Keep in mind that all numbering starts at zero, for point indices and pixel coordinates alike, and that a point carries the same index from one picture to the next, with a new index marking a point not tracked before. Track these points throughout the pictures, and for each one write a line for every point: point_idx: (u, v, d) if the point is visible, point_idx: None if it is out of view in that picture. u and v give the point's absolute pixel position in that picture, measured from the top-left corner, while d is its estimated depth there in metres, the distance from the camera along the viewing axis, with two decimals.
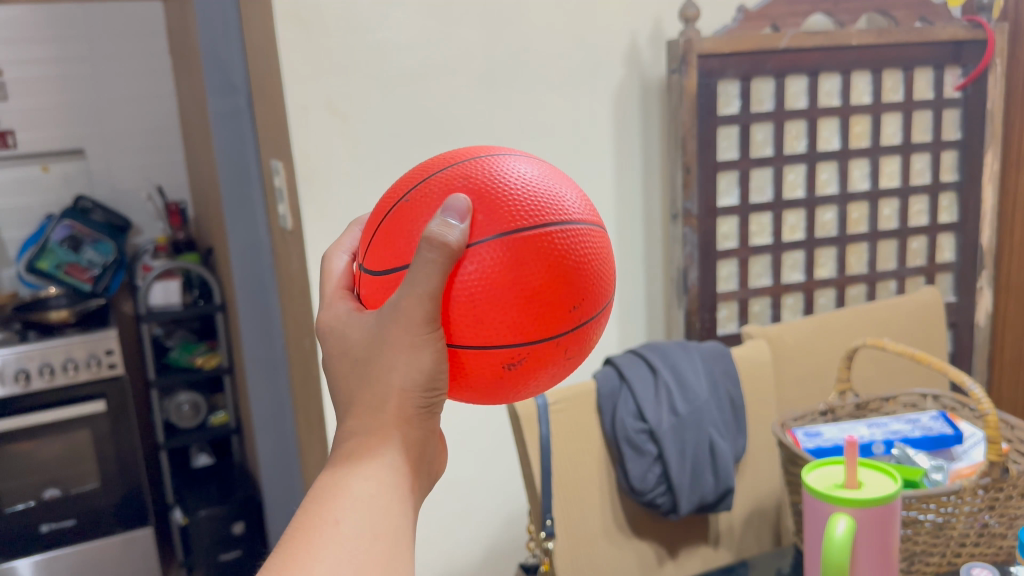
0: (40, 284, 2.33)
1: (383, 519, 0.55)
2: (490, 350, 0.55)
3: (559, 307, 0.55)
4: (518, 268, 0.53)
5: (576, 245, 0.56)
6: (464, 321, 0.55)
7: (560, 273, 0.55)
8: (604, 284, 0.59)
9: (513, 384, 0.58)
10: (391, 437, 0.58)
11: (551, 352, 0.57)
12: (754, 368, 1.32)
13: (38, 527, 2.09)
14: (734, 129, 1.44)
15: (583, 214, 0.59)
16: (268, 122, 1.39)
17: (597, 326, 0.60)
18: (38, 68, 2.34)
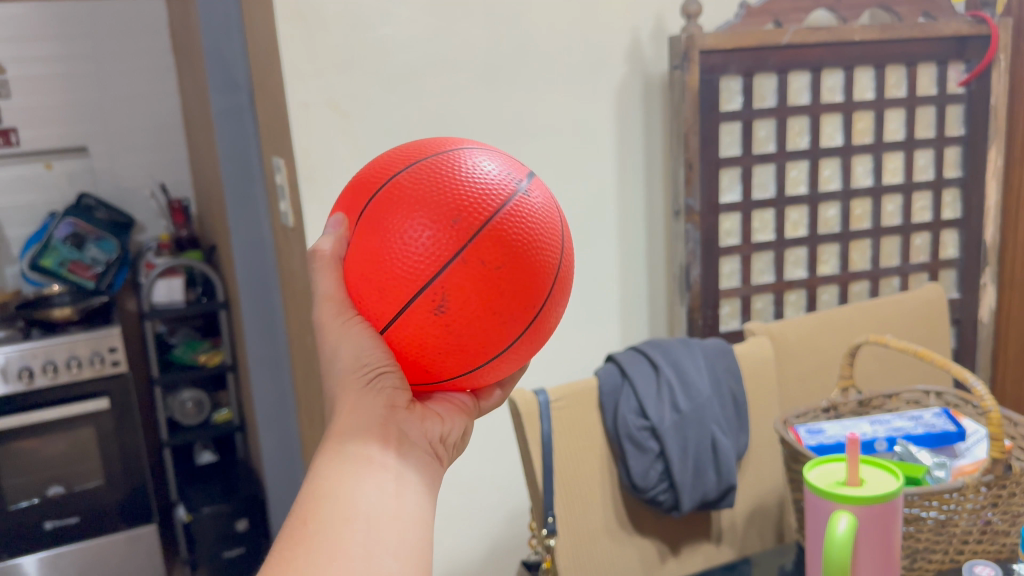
0: (44, 282, 2.31)
1: (355, 497, 0.57)
2: (409, 311, 0.59)
3: (431, 230, 0.58)
4: (377, 225, 0.60)
5: (423, 175, 0.61)
6: (373, 305, 0.60)
7: (414, 204, 0.59)
8: (488, 186, 0.60)
9: (464, 326, 0.59)
10: (350, 421, 0.62)
11: (463, 274, 0.58)
12: (756, 365, 1.32)
13: (43, 524, 2.09)
14: (736, 125, 1.44)
15: (437, 153, 0.64)
16: (269, 120, 1.39)
17: (514, 224, 0.59)
18: (41, 65, 2.35)
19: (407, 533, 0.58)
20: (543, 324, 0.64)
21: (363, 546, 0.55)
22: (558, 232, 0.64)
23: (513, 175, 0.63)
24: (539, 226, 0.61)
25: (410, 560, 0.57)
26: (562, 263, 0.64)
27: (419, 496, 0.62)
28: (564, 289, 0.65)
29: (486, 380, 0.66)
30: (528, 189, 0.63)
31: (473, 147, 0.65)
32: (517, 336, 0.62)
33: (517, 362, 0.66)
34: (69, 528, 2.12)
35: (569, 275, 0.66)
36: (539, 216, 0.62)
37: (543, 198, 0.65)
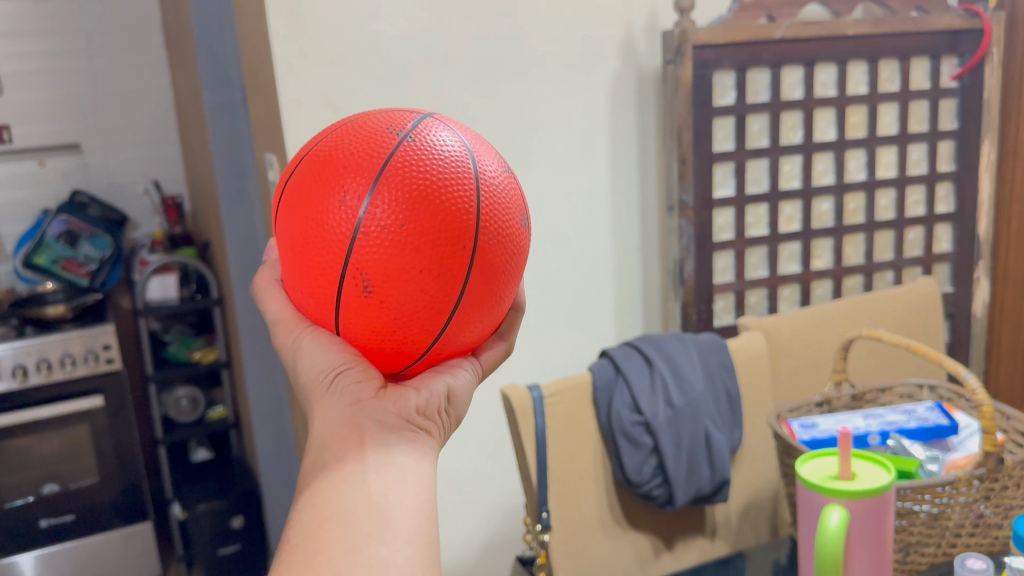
0: (38, 280, 2.31)
1: (330, 501, 0.51)
2: (344, 304, 0.57)
3: (328, 217, 0.56)
4: (286, 233, 0.59)
5: (309, 168, 0.59)
6: (318, 312, 0.60)
7: (306, 201, 0.58)
8: (369, 149, 0.57)
9: (397, 296, 0.56)
10: (318, 420, 0.57)
11: (370, 246, 0.55)
12: (748, 360, 1.32)
13: (38, 522, 2.09)
14: (730, 119, 1.44)
15: (323, 140, 0.61)
16: (261, 116, 1.38)
17: (402, 174, 0.56)
18: (34, 61, 2.33)
19: (403, 518, 0.52)
20: (492, 261, 0.59)
21: (349, 544, 0.49)
22: (470, 159, 0.59)
23: (396, 126, 0.59)
24: (439, 163, 0.57)
25: (408, 546, 0.50)
26: (487, 186, 0.59)
27: (412, 479, 0.55)
28: (504, 213, 0.60)
29: (466, 337, 0.63)
30: (421, 132, 0.59)
31: (359, 117, 0.62)
32: (462, 284, 0.58)
33: (488, 309, 0.62)
34: (65, 526, 2.12)
35: (506, 195, 0.61)
36: (436, 154, 0.58)
37: (450, 135, 0.61)
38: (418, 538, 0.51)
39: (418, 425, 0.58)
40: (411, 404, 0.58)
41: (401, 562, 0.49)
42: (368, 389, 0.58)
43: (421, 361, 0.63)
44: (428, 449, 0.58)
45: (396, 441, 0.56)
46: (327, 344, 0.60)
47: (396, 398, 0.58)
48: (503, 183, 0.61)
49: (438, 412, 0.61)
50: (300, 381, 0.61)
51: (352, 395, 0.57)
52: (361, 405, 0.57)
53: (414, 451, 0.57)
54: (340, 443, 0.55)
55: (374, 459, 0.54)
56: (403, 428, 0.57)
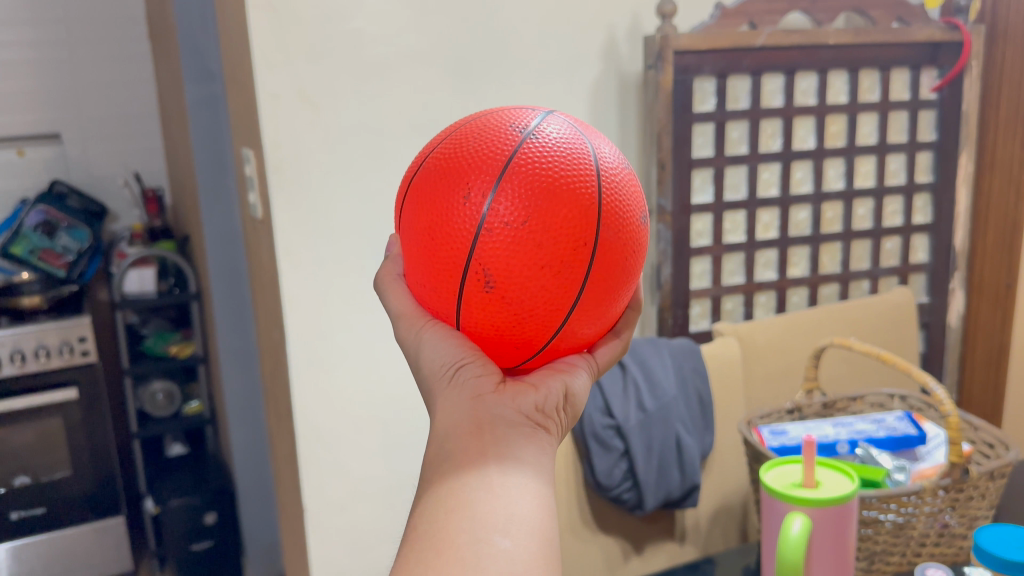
0: (16, 270, 2.24)
1: (454, 492, 0.48)
2: (464, 300, 0.57)
3: (451, 214, 0.56)
4: (411, 229, 0.60)
5: (432, 167, 0.59)
6: (439, 306, 0.59)
7: (431, 197, 0.58)
8: (491, 147, 0.57)
9: (518, 293, 0.56)
10: (440, 410, 0.55)
11: (493, 244, 0.55)
12: (723, 365, 1.32)
13: (9, 515, 2.08)
14: (709, 126, 1.44)
15: (445, 139, 0.62)
16: (240, 110, 1.37)
17: (523, 171, 0.55)
18: (13, 49, 2.31)
19: (526, 512, 0.48)
20: (614, 258, 0.58)
21: (474, 535, 0.46)
22: (593, 157, 0.59)
23: (519, 123, 0.59)
24: (560, 161, 0.57)
25: (532, 541, 0.47)
26: (610, 183, 0.58)
27: (534, 475, 0.51)
28: (626, 210, 0.59)
29: (584, 331, 0.61)
30: (543, 129, 0.59)
31: (480, 116, 0.62)
32: (583, 281, 0.57)
33: (607, 305, 0.61)
34: (36, 519, 2.11)
35: (626, 191, 0.60)
36: (559, 150, 0.57)
37: (575, 131, 0.60)
38: (542, 535, 0.48)
39: (538, 422, 0.55)
40: (531, 401, 0.56)
41: (524, 558, 0.46)
42: (488, 383, 0.56)
43: (540, 355, 0.62)
44: (547, 447, 0.55)
45: (517, 435, 0.53)
46: (448, 338, 0.59)
47: (516, 394, 0.56)
48: (623, 177, 0.60)
49: (557, 410, 0.58)
50: (419, 375, 0.59)
51: (473, 389, 0.55)
52: (481, 398, 0.54)
53: (535, 446, 0.53)
54: (460, 435, 0.52)
55: (495, 452, 0.51)
56: (524, 424, 0.54)
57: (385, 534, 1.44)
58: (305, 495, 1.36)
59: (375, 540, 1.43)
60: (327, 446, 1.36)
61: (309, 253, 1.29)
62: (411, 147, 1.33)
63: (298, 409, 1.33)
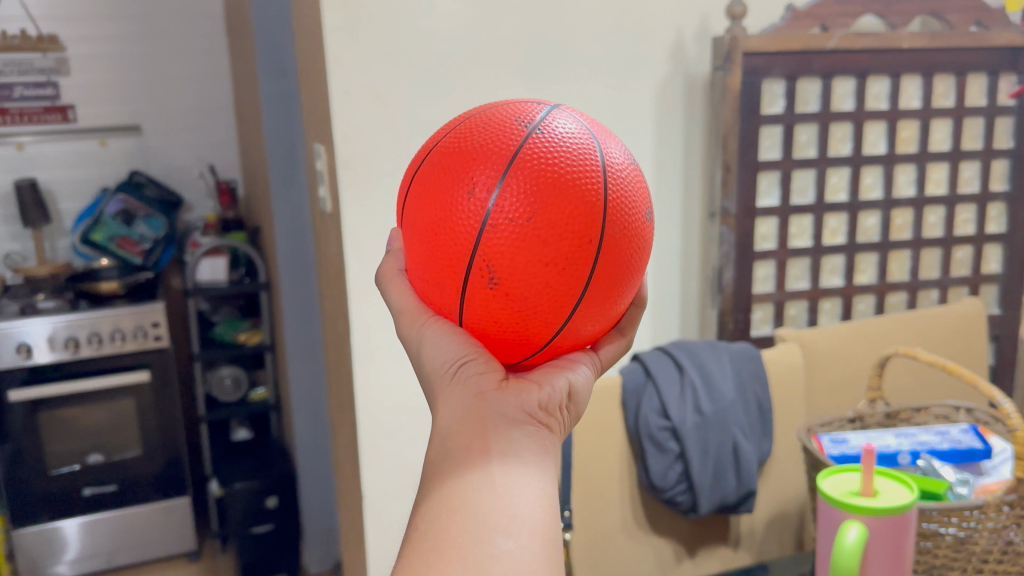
0: (93, 257, 2.39)
1: (457, 492, 0.49)
2: (468, 296, 0.58)
3: (456, 209, 0.57)
4: (414, 224, 0.60)
5: (437, 161, 0.60)
6: (442, 303, 0.60)
7: (436, 192, 0.58)
8: (496, 141, 0.58)
9: (522, 290, 0.56)
10: (442, 406, 0.55)
11: (497, 239, 0.55)
12: (784, 370, 1.31)
13: (82, 490, 2.17)
14: (778, 128, 1.43)
15: (451, 131, 0.62)
16: (313, 106, 1.41)
17: (530, 166, 0.56)
18: (99, 43, 2.41)
19: (529, 511, 0.49)
20: (618, 255, 0.58)
21: (476, 537, 0.46)
22: (599, 152, 0.59)
23: (525, 117, 0.60)
24: (566, 156, 0.57)
25: (535, 542, 0.47)
26: (616, 179, 0.59)
27: (538, 474, 0.52)
28: (632, 205, 0.60)
29: (587, 330, 0.62)
30: (549, 123, 0.59)
31: (486, 109, 0.63)
32: (587, 278, 0.57)
33: (611, 303, 0.61)
34: (107, 496, 2.20)
35: (633, 186, 0.60)
36: (564, 145, 0.58)
37: (579, 125, 0.61)
38: (545, 536, 0.48)
39: (540, 420, 0.55)
40: (533, 398, 0.56)
41: (527, 560, 0.46)
42: (490, 381, 0.55)
43: (542, 353, 0.62)
44: (550, 446, 0.55)
45: (519, 434, 0.53)
46: (450, 334, 0.58)
47: (519, 391, 0.56)
48: (629, 173, 0.61)
49: (560, 408, 0.58)
50: (421, 372, 0.59)
51: (474, 387, 0.55)
52: (484, 396, 0.54)
53: (538, 446, 0.54)
54: (463, 433, 0.52)
55: (497, 451, 0.51)
56: (528, 423, 0.54)
57: None
58: (364, 482, 1.39)
59: None
60: (386, 435, 1.39)
61: (373, 247, 1.32)
62: None
63: (359, 398, 1.36)
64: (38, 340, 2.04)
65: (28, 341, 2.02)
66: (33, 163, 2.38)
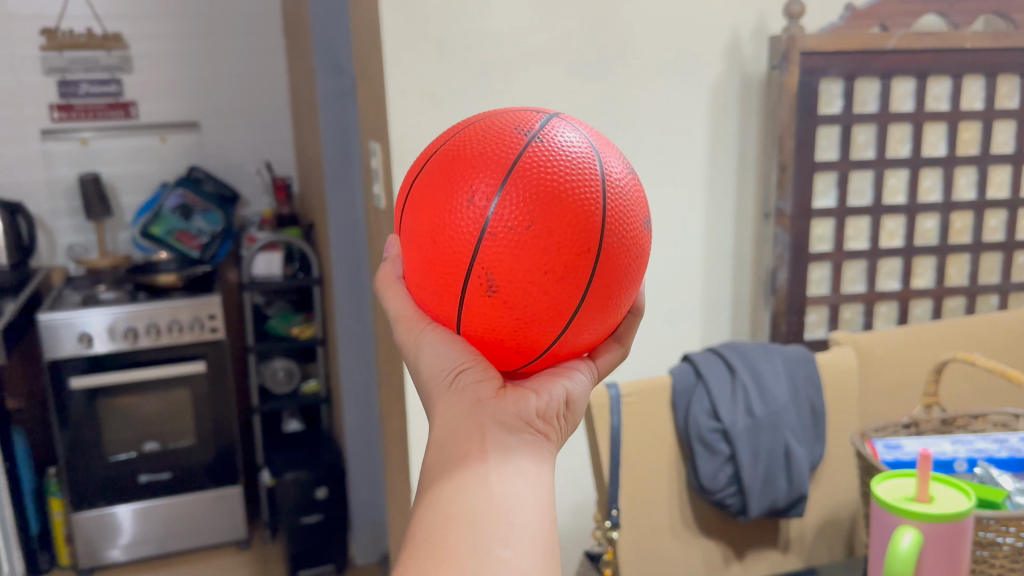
0: (153, 249, 2.44)
1: (456, 499, 0.52)
2: (467, 303, 0.58)
3: (455, 217, 0.57)
4: (414, 231, 0.61)
5: (436, 168, 0.61)
6: (441, 310, 0.61)
7: (435, 199, 0.59)
8: (497, 148, 0.58)
9: (520, 298, 0.57)
10: (441, 412, 0.59)
11: (495, 247, 0.56)
12: (838, 374, 1.30)
13: (138, 477, 2.23)
14: (835, 129, 1.41)
15: (452, 138, 0.63)
16: (369, 104, 1.43)
17: (529, 175, 0.56)
18: (161, 42, 2.47)
19: (525, 520, 0.52)
20: (615, 264, 0.59)
21: (475, 544, 0.49)
22: (597, 162, 0.60)
23: (525, 126, 0.60)
24: (565, 165, 0.58)
25: (530, 549, 0.51)
26: (614, 188, 0.59)
27: (534, 479, 0.56)
28: (629, 215, 0.60)
29: (584, 337, 0.63)
30: (549, 132, 0.60)
31: (487, 117, 0.63)
32: (586, 287, 0.58)
33: (609, 311, 0.62)
34: (162, 483, 2.25)
35: (631, 197, 0.61)
36: (565, 154, 0.59)
37: (576, 136, 0.61)
38: (541, 543, 0.51)
39: (538, 429, 0.60)
40: (531, 406, 0.60)
41: (523, 565, 0.49)
42: (488, 389, 0.59)
43: (540, 360, 0.64)
44: (546, 453, 0.59)
45: (517, 442, 0.57)
46: (448, 342, 0.61)
47: (516, 399, 0.59)
48: (628, 184, 0.61)
49: (556, 416, 0.62)
50: (421, 379, 0.63)
51: (472, 395, 0.58)
52: (482, 404, 0.58)
53: (534, 453, 0.58)
54: (462, 440, 0.56)
55: (495, 457, 0.55)
56: (525, 431, 0.58)
57: None
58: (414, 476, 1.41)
59: None
60: None
61: None
62: None
63: (410, 392, 1.38)
64: (99, 330, 2.10)
65: (89, 330, 2.09)
66: (96, 158, 2.45)
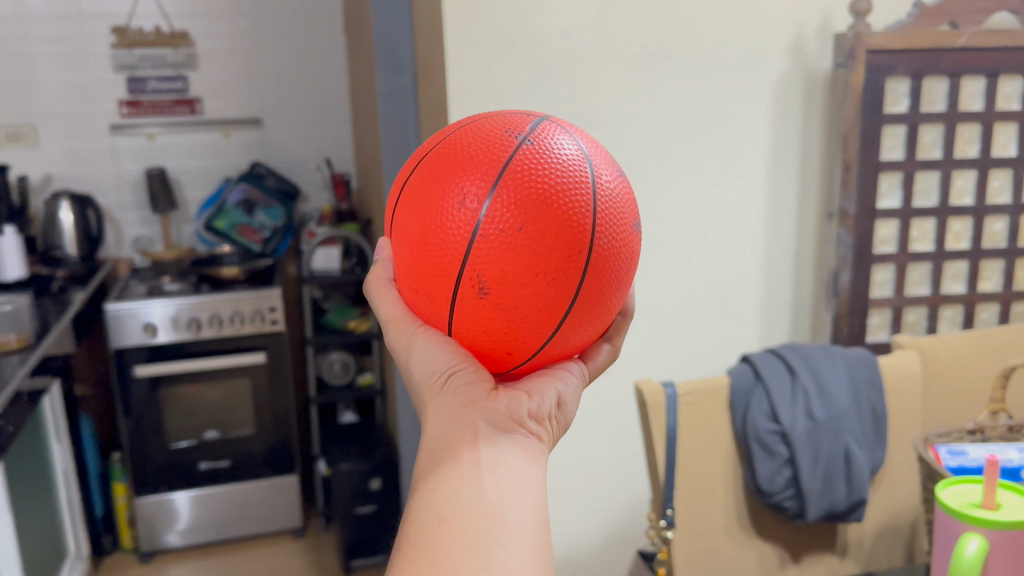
0: (216, 242, 2.57)
1: (450, 502, 0.53)
2: (459, 306, 0.60)
3: (447, 219, 0.59)
4: (405, 233, 0.63)
5: (428, 171, 0.63)
6: (433, 313, 0.63)
7: (427, 202, 0.61)
8: (489, 151, 0.60)
9: (511, 299, 0.59)
10: (434, 415, 0.59)
11: (487, 249, 0.58)
12: (902, 378, 1.27)
13: (198, 465, 2.28)
14: (901, 128, 1.38)
15: (444, 141, 0.65)
16: (430, 102, 1.45)
17: (520, 178, 0.58)
18: (226, 39, 2.52)
19: (518, 521, 0.53)
20: (604, 266, 0.61)
21: (468, 546, 0.50)
22: (588, 166, 0.62)
23: (515, 129, 0.62)
24: (557, 168, 0.60)
25: (524, 551, 0.52)
26: (604, 192, 0.62)
27: (527, 481, 0.56)
28: (618, 217, 0.62)
29: (574, 339, 0.65)
30: (539, 135, 0.62)
31: (478, 120, 0.65)
32: (576, 289, 0.60)
33: (599, 313, 0.64)
34: (221, 470, 2.31)
35: (621, 199, 0.63)
36: (555, 158, 0.61)
37: (564, 139, 0.63)
38: (536, 544, 0.53)
39: (531, 430, 0.61)
40: (524, 408, 0.61)
41: (517, 566, 0.51)
42: (480, 390, 0.60)
43: (532, 363, 0.65)
44: (538, 454, 0.60)
45: (509, 443, 0.58)
46: (440, 344, 0.62)
47: (509, 400, 0.60)
48: (618, 188, 0.64)
49: (549, 418, 0.63)
50: (412, 380, 0.64)
51: (464, 396, 0.59)
52: (474, 405, 0.59)
53: (526, 455, 0.58)
54: (455, 443, 0.57)
55: (487, 460, 0.56)
56: (517, 432, 0.59)
57: None
58: None
59: None
60: None
61: None
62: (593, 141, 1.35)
63: None
64: (162, 320, 2.16)
65: (152, 321, 2.16)
66: (162, 153, 2.52)
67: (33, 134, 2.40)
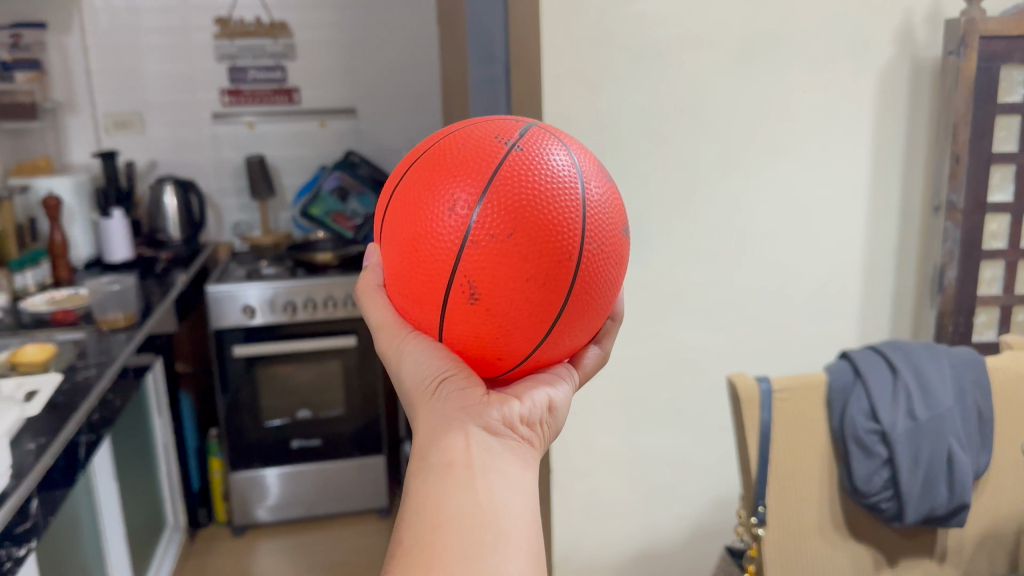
0: (311, 228, 2.65)
1: (444, 508, 0.53)
2: (451, 311, 0.63)
3: (438, 226, 0.62)
4: (397, 238, 0.65)
5: (418, 178, 0.65)
6: (425, 317, 0.65)
7: (419, 209, 0.63)
8: (480, 157, 0.63)
9: (503, 302, 0.61)
10: (427, 419, 0.60)
11: (478, 254, 0.60)
12: (1015, 378, 1.21)
13: (290, 443, 2.36)
14: (1015, 118, 1.32)
15: (435, 148, 0.68)
16: (523, 91, 1.45)
17: (511, 185, 0.61)
18: (323, 30, 2.58)
19: (512, 529, 0.54)
20: (591, 271, 0.64)
21: (463, 552, 0.51)
22: (577, 174, 0.65)
23: (505, 137, 0.65)
24: (547, 175, 0.63)
25: (517, 557, 0.53)
26: (592, 200, 0.65)
27: (520, 488, 0.57)
28: (606, 223, 0.65)
29: (563, 344, 0.67)
30: (527, 142, 0.65)
31: (468, 127, 0.68)
32: (565, 295, 0.63)
33: (586, 318, 0.67)
34: (313, 449, 2.39)
35: (608, 207, 0.66)
36: (545, 165, 0.63)
37: (548, 146, 0.66)
38: (530, 548, 0.54)
39: (522, 435, 0.62)
40: (515, 412, 0.62)
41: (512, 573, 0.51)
42: (472, 395, 0.60)
43: (522, 367, 0.67)
44: (529, 459, 0.61)
45: (500, 448, 0.59)
46: (431, 350, 0.63)
47: (501, 403, 0.61)
48: (606, 196, 0.67)
49: (540, 422, 0.64)
50: (401, 384, 0.64)
51: (458, 401, 0.60)
52: (467, 411, 0.59)
53: (518, 460, 0.59)
54: (449, 449, 0.57)
55: (481, 467, 0.56)
56: (507, 437, 0.60)
57: (623, 506, 1.49)
58: (553, 460, 1.43)
59: (612, 510, 1.48)
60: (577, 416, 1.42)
61: None
62: (687, 131, 1.33)
63: None
64: (259, 302, 2.23)
65: (250, 303, 2.22)
66: (261, 141, 2.60)
67: (140, 122, 2.51)
